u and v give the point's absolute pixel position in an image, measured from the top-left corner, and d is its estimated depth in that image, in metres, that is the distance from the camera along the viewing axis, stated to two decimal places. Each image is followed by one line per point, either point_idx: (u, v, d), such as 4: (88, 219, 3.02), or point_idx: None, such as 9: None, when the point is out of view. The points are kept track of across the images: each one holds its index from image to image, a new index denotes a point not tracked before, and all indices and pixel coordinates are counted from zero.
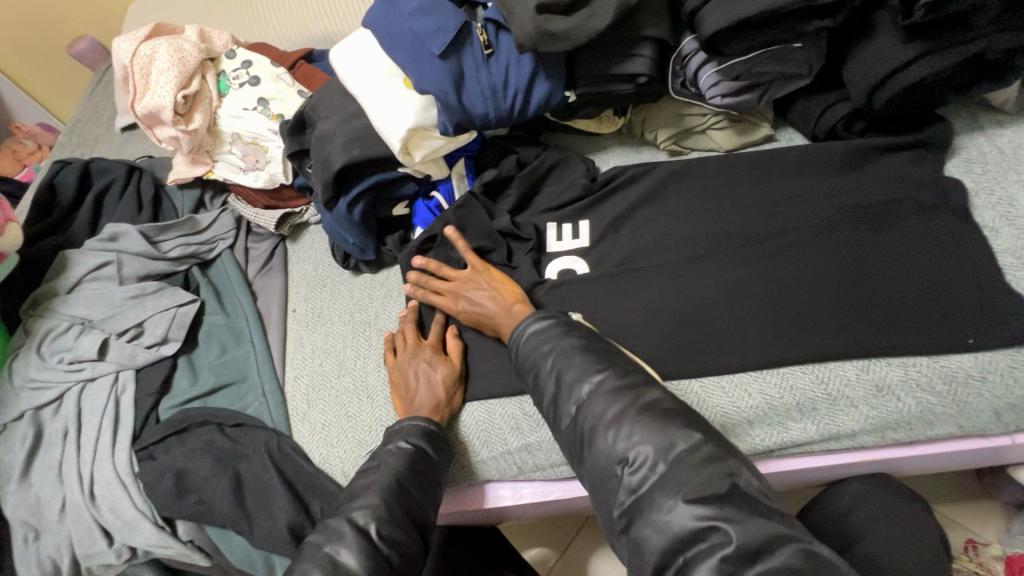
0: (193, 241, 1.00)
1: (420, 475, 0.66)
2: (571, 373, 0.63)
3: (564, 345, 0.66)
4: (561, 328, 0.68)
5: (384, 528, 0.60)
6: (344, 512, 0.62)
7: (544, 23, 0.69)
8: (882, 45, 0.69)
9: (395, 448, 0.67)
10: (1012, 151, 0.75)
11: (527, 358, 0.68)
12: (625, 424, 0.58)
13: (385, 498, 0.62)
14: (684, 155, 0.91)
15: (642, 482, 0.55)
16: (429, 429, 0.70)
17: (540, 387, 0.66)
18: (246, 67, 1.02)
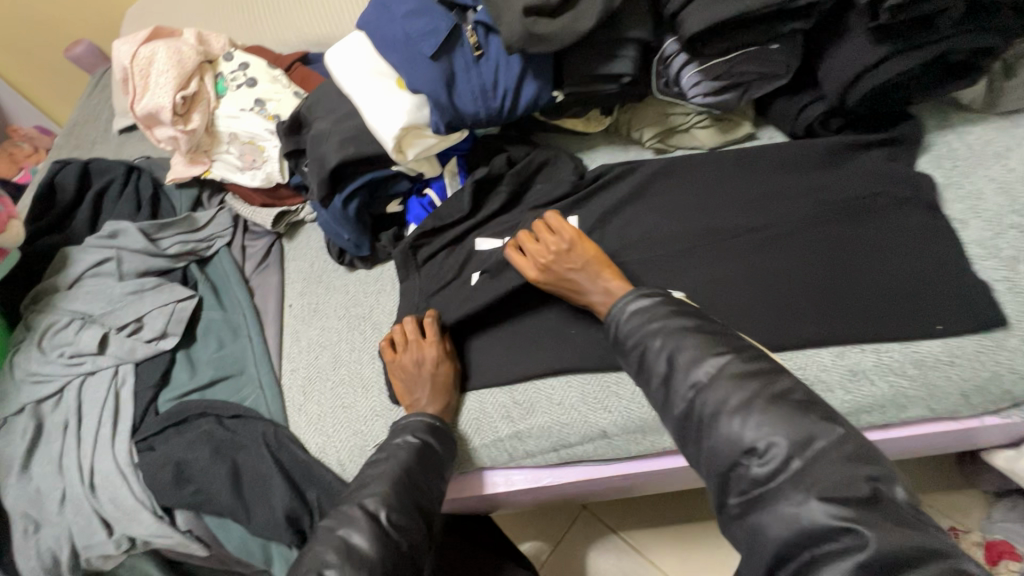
0: (192, 238, 1.02)
1: (426, 465, 0.67)
2: (683, 356, 0.59)
3: (672, 324, 0.62)
4: (665, 306, 0.64)
5: (394, 514, 0.61)
6: (356, 498, 0.62)
7: (531, 25, 0.72)
8: (854, 46, 0.72)
9: (405, 443, 0.69)
10: (980, 147, 0.79)
11: (630, 336, 0.64)
12: (754, 413, 0.52)
13: (394, 487, 0.63)
14: (669, 152, 0.94)
15: (772, 475, 0.50)
16: (433, 423, 0.72)
17: (648, 369, 0.62)
18: (243, 69, 1.04)
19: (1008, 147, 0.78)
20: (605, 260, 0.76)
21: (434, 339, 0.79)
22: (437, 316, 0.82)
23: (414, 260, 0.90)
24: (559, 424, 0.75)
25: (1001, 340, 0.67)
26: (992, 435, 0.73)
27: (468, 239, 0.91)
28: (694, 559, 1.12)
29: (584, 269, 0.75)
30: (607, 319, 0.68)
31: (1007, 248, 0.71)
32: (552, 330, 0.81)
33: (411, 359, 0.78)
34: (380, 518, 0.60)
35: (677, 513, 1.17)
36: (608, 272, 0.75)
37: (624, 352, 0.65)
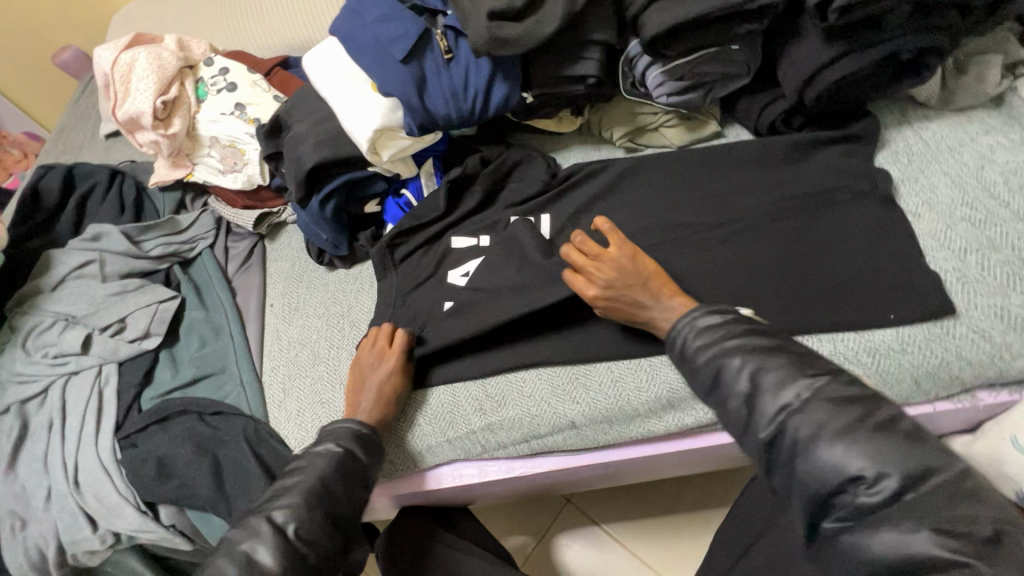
0: (175, 240, 1.04)
1: (346, 474, 0.68)
2: (767, 377, 0.55)
3: (750, 343, 0.58)
4: (736, 324, 0.61)
5: (302, 528, 0.63)
6: (264, 510, 0.64)
7: (496, 28, 0.74)
8: (808, 46, 0.75)
9: (327, 450, 0.70)
10: (935, 142, 0.81)
11: (705, 356, 0.60)
12: (857, 440, 0.49)
13: (306, 499, 0.64)
14: (639, 151, 0.96)
15: (884, 504, 0.47)
16: (359, 432, 0.72)
17: (724, 390, 0.58)
18: (224, 73, 1.06)
19: (961, 143, 0.80)
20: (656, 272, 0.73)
21: (395, 352, 0.79)
22: (410, 336, 0.81)
23: (391, 259, 0.91)
24: (529, 416, 0.78)
25: (950, 328, 0.69)
26: (950, 421, 0.75)
27: (443, 238, 0.93)
28: (674, 549, 1.15)
29: (646, 286, 0.72)
30: (670, 335, 0.64)
31: (958, 240, 0.73)
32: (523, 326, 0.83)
33: (371, 363, 0.79)
34: (286, 531, 0.62)
35: (657, 505, 1.19)
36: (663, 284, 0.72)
37: (694, 371, 0.61)
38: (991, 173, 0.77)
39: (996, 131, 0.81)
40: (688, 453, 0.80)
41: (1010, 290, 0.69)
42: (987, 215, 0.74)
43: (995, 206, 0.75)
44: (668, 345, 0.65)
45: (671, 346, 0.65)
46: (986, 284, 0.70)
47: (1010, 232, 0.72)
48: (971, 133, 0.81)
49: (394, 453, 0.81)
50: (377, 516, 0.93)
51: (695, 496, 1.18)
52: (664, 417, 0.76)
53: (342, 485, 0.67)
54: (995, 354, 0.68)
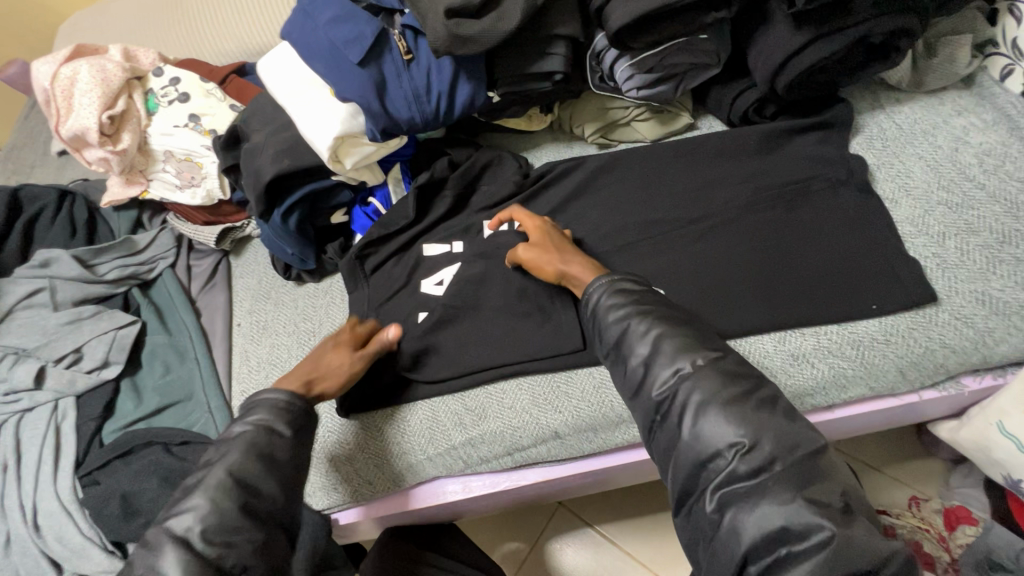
0: (131, 261, 0.99)
1: (264, 456, 0.62)
2: (667, 344, 0.59)
3: (658, 312, 0.62)
4: (649, 295, 0.64)
5: (208, 531, 0.56)
6: (163, 522, 0.57)
7: (455, 27, 0.71)
8: (777, 32, 0.73)
9: (244, 428, 0.64)
10: (909, 126, 0.80)
11: (616, 316, 0.63)
12: (739, 411, 0.54)
13: (213, 498, 0.58)
14: (612, 147, 0.93)
15: (754, 472, 0.51)
16: (282, 405, 0.67)
17: (626, 351, 0.61)
18: (175, 84, 1.01)
19: (934, 126, 0.79)
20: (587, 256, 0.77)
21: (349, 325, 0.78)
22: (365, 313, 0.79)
23: (361, 270, 0.88)
24: (511, 428, 0.75)
25: (932, 316, 0.68)
26: (937, 407, 0.74)
27: (414, 247, 0.89)
28: (668, 546, 1.13)
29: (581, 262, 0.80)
30: (586, 292, 0.67)
31: (936, 225, 0.72)
32: (500, 335, 0.79)
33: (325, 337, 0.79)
34: (189, 539, 0.56)
35: (650, 503, 1.18)
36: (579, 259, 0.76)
37: (603, 327, 0.64)
38: (966, 155, 0.76)
39: (969, 112, 0.80)
40: None
41: (990, 275, 0.68)
42: (964, 198, 0.73)
43: (971, 188, 0.73)
44: (582, 305, 0.67)
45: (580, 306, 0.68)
46: (966, 269, 0.69)
47: (988, 215, 0.71)
48: (944, 115, 0.80)
49: (372, 476, 0.77)
50: (357, 537, 0.90)
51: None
52: None
53: (263, 474, 0.61)
54: (978, 340, 0.67)
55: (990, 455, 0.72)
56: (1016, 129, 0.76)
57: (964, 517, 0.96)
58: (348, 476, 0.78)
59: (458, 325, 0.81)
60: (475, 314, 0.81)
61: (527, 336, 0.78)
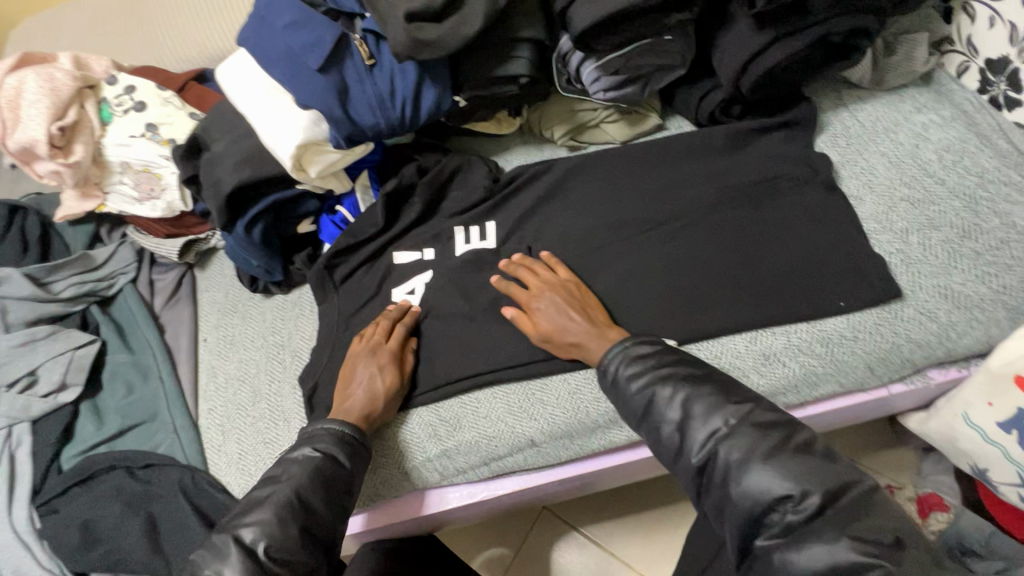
0: (89, 278, 0.96)
1: (325, 481, 0.62)
2: (696, 406, 0.58)
3: (680, 373, 0.61)
4: (664, 355, 0.63)
5: (273, 546, 0.57)
6: (232, 528, 0.59)
7: (416, 31, 0.69)
8: (740, 33, 0.73)
9: (304, 456, 0.63)
10: (871, 123, 0.81)
11: (639, 386, 0.61)
12: (781, 461, 0.52)
13: (279, 514, 0.59)
14: (582, 150, 0.93)
15: (806, 521, 0.50)
16: (343, 433, 0.66)
17: (657, 418, 0.60)
18: (129, 92, 0.97)
19: (895, 123, 0.81)
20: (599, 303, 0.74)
21: (391, 344, 0.75)
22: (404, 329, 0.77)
23: (332, 280, 0.86)
24: (487, 437, 0.74)
25: (898, 311, 0.69)
26: (906, 400, 0.75)
27: (383, 257, 0.87)
28: (650, 545, 1.14)
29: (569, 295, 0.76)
30: (601, 365, 0.65)
31: (899, 221, 0.73)
32: (475, 344, 0.77)
33: (361, 355, 0.74)
34: (256, 551, 0.57)
35: (631, 503, 1.18)
36: (599, 312, 0.73)
37: (627, 398, 0.62)
38: (926, 151, 0.77)
39: (928, 108, 0.81)
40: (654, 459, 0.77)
41: (952, 269, 0.69)
42: (925, 194, 0.74)
43: (932, 184, 0.75)
44: (600, 375, 0.65)
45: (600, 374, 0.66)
46: (929, 264, 0.70)
47: (948, 210, 0.72)
48: (904, 113, 0.81)
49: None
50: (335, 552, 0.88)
51: (668, 490, 1.18)
52: (625, 426, 0.73)
53: (319, 494, 0.61)
54: (942, 334, 0.68)
55: (957, 446, 0.74)
56: (973, 125, 0.78)
57: (936, 505, 0.96)
58: None
59: (430, 336, 0.79)
60: (446, 322, 0.79)
61: (501, 343, 0.76)
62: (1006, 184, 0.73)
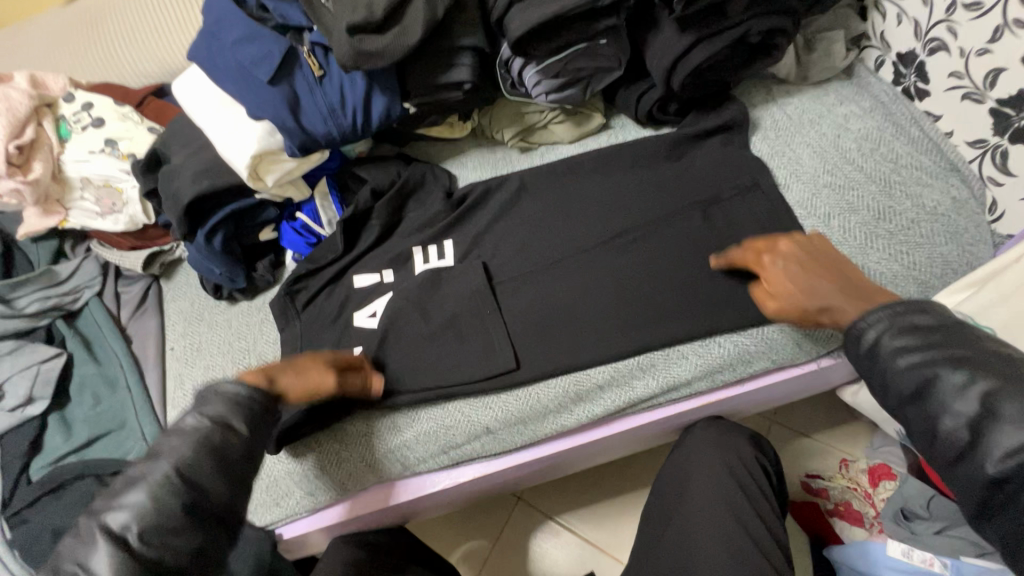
0: (54, 293, 0.97)
1: (216, 455, 0.53)
2: (1008, 407, 0.44)
3: (974, 357, 0.46)
4: (956, 330, 0.49)
5: (152, 529, 0.48)
6: (100, 513, 0.48)
7: (358, 42, 0.73)
8: (667, 35, 0.78)
9: (192, 425, 0.54)
10: (797, 116, 0.86)
11: (916, 363, 0.48)
12: None
13: (156, 495, 0.49)
14: (532, 150, 0.96)
15: None
16: (244, 400, 0.58)
17: (935, 405, 0.47)
18: (87, 109, 0.99)
19: (819, 115, 0.86)
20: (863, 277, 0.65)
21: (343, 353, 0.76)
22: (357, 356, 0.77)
23: (293, 306, 0.88)
24: (443, 427, 0.77)
25: None
26: (840, 371, 0.81)
27: (345, 277, 0.88)
28: (621, 529, 1.18)
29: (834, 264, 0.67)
30: (853, 326, 0.53)
31: (823, 206, 0.78)
32: (436, 340, 0.80)
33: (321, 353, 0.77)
34: (128, 538, 0.47)
35: (601, 491, 1.21)
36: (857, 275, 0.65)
37: (888, 375, 0.50)
38: (847, 140, 0.83)
39: (849, 101, 0.87)
40: (606, 441, 0.81)
41: (869, 249, 0.74)
42: (845, 180, 0.79)
43: (851, 170, 0.80)
44: (846, 335, 0.54)
45: (847, 336, 0.54)
46: (849, 245, 0.75)
47: (865, 194, 0.78)
48: (827, 105, 0.87)
49: (294, 495, 0.79)
50: (307, 549, 0.90)
51: (633, 475, 1.22)
52: (575, 410, 0.77)
53: (214, 473, 0.52)
54: None
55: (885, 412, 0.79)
56: (889, 114, 0.83)
57: (885, 474, 1.01)
58: (294, 477, 0.79)
59: (389, 346, 0.81)
60: (404, 342, 0.81)
61: (461, 356, 0.78)
62: (918, 168, 0.78)
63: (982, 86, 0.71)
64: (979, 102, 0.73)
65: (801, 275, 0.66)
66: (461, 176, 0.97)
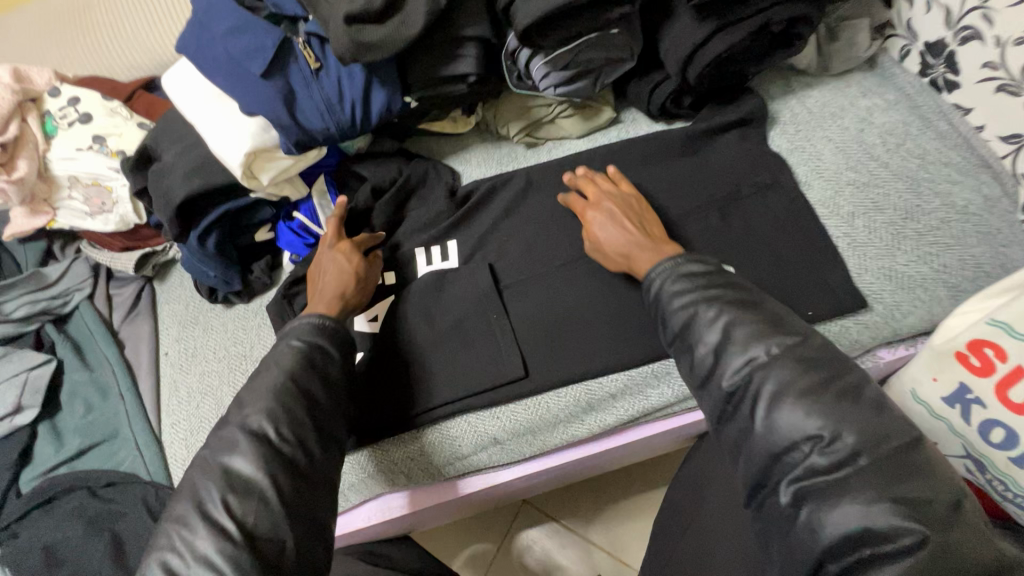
0: (42, 296, 0.94)
1: (316, 370, 0.64)
2: (738, 331, 0.58)
3: (727, 296, 0.61)
4: (715, 278, 0.63)
5: (283, 429, 0.59)
6: (237, 420, 0.60)
7: (356, 33, 0.68)
8: (683, 24, 0.74)
9: (291, 347, 0.65)
10: (818, 110, 0.82)
11: (681, 305, 0.63)
12: (818, 402, 0.52)
13: (280, 402, 0.60)
14: (539, 146, 0.92)
15: (836, 465, 0.50)
16: (323, 324, 0.68)
17: (693, 338, 0.61)
18: (74, 104, 0.95)
19: (841, 108, 0.82)
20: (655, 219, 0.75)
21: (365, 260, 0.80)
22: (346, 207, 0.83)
23: (291, 310, 0.84)
24: (449, 438, 0.74)
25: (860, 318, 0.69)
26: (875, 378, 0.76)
27: None
28: (631, 531, 1.15)
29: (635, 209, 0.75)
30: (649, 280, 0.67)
31: (846, 205, 0.74)
32: (442, 347, 0.76)
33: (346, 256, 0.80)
34: (265, 434, 0.58)
35: (609, 493, 1.19)
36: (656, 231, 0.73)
37: (668, 315, 0.63)
38: (871, 135, 0.79)
39: (873, 93, 0.82)
40: (618, 450, 0.78)
41: (895, 251, 0.71)
42: (870, 177, 0.75)
43: (876, 167, 0.76)
44: (645, 288, 0.67)
45: (650, 291, 0.67)
46: (874, 247, 0.71)
47: (892, 193, 0.74)
48: (849, 97, 0.83)
49: None
50: None
51: (643, 475, 1.19)
52: (586, 420, 0.73)
53: (317, 381, 0.64)
54: (888, 315, 0.69)
55: None
56: (916, 107, 0.79)
57: None
58: None
59: (390, 355, 0.77)
60: (407, 351, 0.77)
61: (467, 365, 0.75)
62: (946, 165, 0.74)
63: (1019, 78, 0.67)
64: (1014, 95, 0.68)
65: (610, 225, 0.73)
66: (465, 174, 0.92)
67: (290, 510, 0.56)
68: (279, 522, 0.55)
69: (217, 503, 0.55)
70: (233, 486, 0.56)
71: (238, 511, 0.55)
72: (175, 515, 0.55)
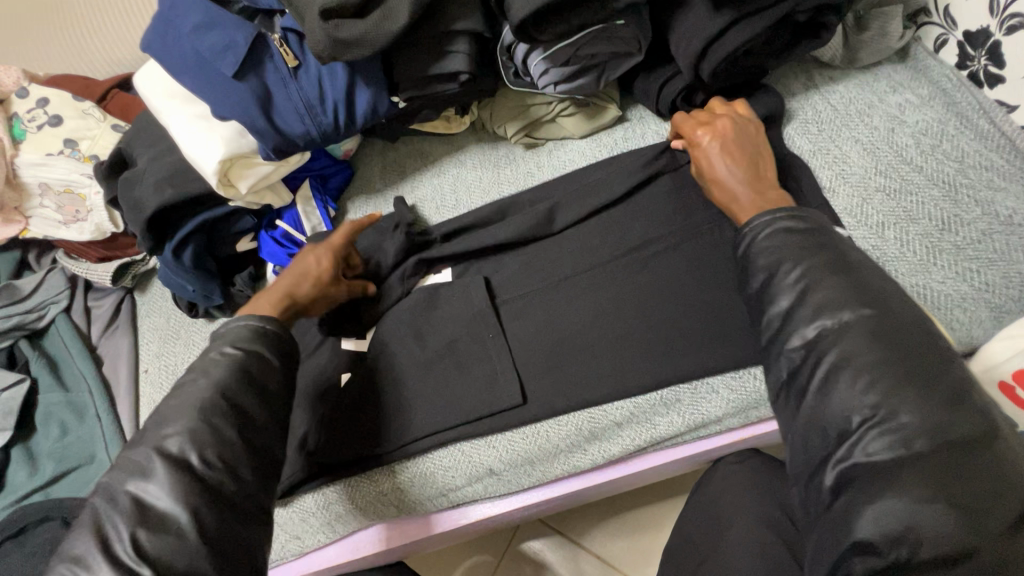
0: (16, 310, 0.89)
1: (252, 385, 0.59)
2: (819, 296, 0.52)
3: (820, 257, 0.54)
4: (815, 235, 0.56)
5: (208, 454, 0.54)
6: (154, 442, 0.55)
7: (333, 29, 0.62)
8: (696, 16, 0.67)
9: (223, 354, 0.60)
10: (844, 107, 0.75)
11: (760, 254, 0.57)
12: (885, 382, 0.47)
13: (207, 419, 0.55)
14: (539, 147, 0.86)
15: (891, 448, 0.45)
16: (262, 327, 0.63)
17: (767, 301, 0.55)
18: (42, 106, 0.89)
19: (869, 105, 0.75)
20: (767, 156, 0.67)
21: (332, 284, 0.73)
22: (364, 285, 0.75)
23: None
24: (442, 468, 0.69)
25: None
26: None
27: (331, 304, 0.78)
28: (648, 547, 1.03)
29: (749, 142, 0.67)
30: (738, 230, 0.60)
31: (875, 215, 0.68)
32: (437, 373, 0.70)
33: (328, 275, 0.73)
34: (186, 460, 0.54)
35: (619, 501, 1.06)
36: (768, 170, 0.66)
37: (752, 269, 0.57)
38: (902, 136, 0.72)
39: (905, 88, 0.75)
40: (624, 479, 0.73)
41: (931, 266, 0.64)
42: (902, 183, 0.69)
43: (910, 173, 0.69)
44: (737, 237, 0.60)
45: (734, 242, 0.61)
46: (907, 262, 0.65)
47: (927, 201, 0.67)
48: (879, 93, 0.75)
49: (282, 539, 0.73)
50: None
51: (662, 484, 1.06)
52: (589, 449, 0.68)
53: (248, 395, 0.58)
54: None
55: None
56: (952, 104, 0.72)
57: None
58: (285, 522, 0.73)
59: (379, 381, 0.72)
60: (398, 375, 0.71)
61: (460, 391, 0.69)
62: (987, 169, 0.68)
63: None
64: None
65: (721, 158, 0.66)
66: (458, 177, 0.86)
67: (213, 545, 0.51)
68: (195, 556, 0.50)
69: (126, 541, 0.50)
70: (146, 519, 0.51)
71: (151, 548, 0.50)
72: (74, 555, 0.50)
